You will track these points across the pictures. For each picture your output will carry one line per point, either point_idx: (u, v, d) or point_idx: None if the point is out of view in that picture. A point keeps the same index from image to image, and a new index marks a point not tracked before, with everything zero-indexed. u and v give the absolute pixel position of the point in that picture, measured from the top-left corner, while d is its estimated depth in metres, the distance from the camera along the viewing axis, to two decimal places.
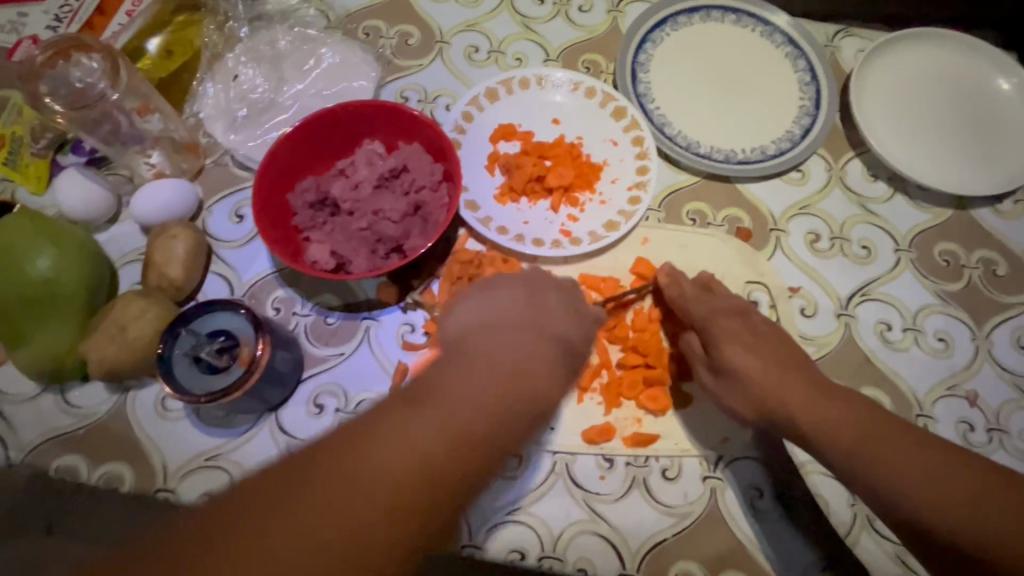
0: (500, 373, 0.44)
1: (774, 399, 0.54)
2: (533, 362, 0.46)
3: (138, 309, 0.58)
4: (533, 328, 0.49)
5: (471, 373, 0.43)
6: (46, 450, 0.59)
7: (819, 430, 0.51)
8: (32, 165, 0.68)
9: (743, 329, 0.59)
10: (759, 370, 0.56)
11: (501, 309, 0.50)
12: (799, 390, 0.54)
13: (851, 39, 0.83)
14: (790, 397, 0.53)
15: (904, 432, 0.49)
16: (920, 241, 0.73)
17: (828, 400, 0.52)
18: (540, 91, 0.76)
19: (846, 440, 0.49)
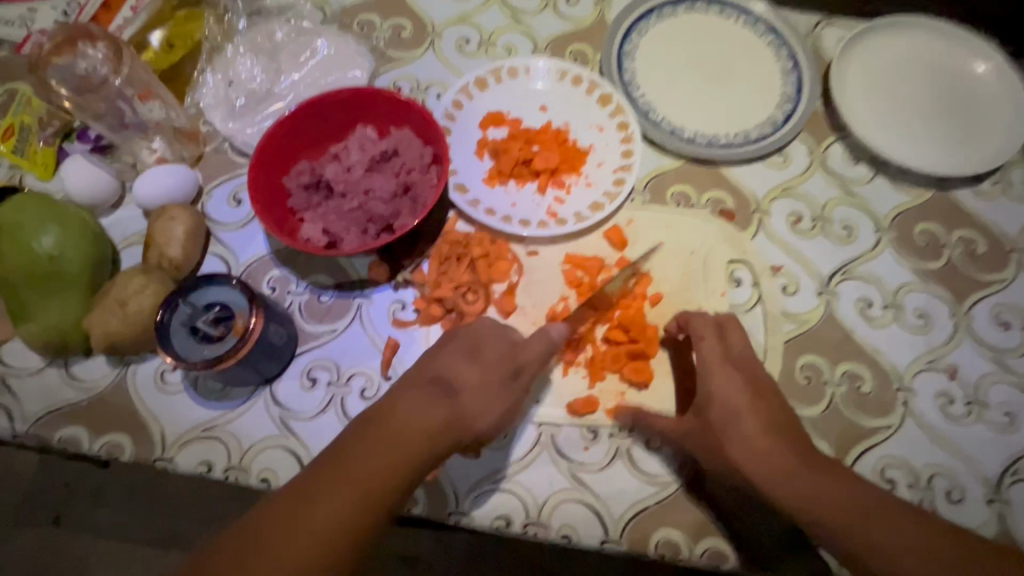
0: (420, 409, 0.50)
1: (772, 485, 0.52)
2: (457, 373, 0.53)
3: (140, 285, 0.60)
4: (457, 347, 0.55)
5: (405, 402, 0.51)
6: (49, 422, 0.61)
7: (809, 510, 0.50)
8: (40, 154, 0.71)
9: (746, 385, 0.57)
10: (757, 429, 0.54)
11: (440, 351, 0.55)
12: (788, 459, 0.53)
13: (833, 27, 0.85)
14: (782, 471, 0.52)
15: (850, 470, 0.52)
16: (901, 221, 0.74)
17: (814, 471, 0.52)
18: (528, 80, 0.78)
19: (839, 519, 0.50)
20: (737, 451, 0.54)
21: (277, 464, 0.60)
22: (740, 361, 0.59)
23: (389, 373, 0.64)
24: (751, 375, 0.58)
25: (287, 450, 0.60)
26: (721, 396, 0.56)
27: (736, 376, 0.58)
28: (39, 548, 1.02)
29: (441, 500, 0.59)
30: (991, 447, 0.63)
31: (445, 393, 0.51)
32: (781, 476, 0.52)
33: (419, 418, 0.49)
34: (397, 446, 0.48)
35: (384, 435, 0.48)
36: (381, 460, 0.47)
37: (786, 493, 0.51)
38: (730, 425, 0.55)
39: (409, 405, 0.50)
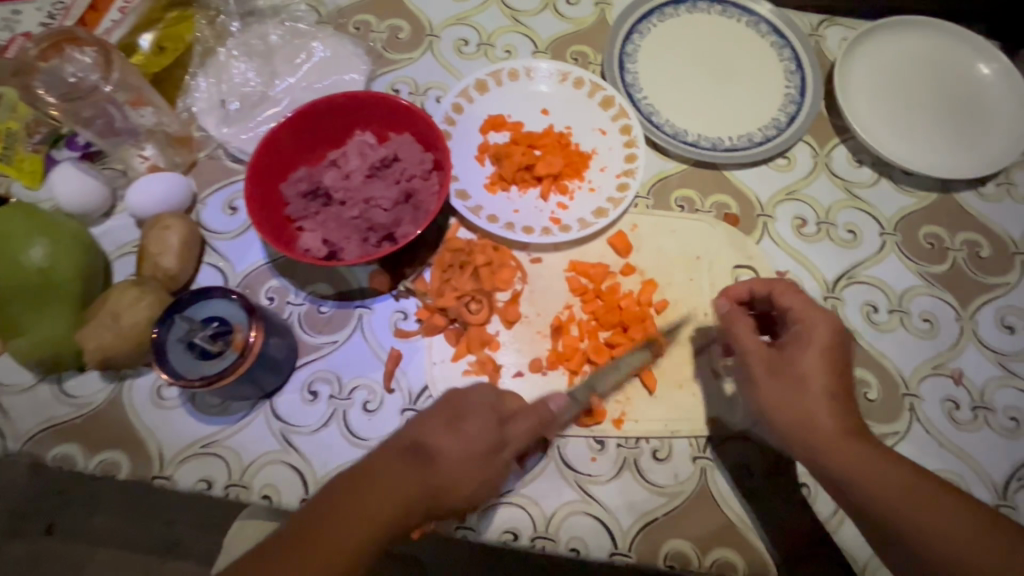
0: (393, 488, 0.47)
1: (814, 436, 0.53)
2: (433, 446, 0.50)
3: (134, 298, 0.58)
4: (443, 419, 0.52)
5: (377, 471, 0.49)
6: (42, 439, 0.59)
7: (844, 470, 0.51)
8: (27, 160, 0.69)
9: (828, 341, 0.55)
10: (823, 394, 0.53)
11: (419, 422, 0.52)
12: (842, 422, 0.53)
13: (835, 28, 0.84)
14: (829, 429, 0.52)
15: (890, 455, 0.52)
16: (905, 225, 0.74)
17: (858, 441, 0.52)
18: (529, 82, 0.77)
19: (867, 488, 0.50)
20: (789, 401, 0.54)
21: (278, 480, 0.59)
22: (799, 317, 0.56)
23: (391, 385, 0.63)
24: (834, 331, 0.55)
25: (289, 465, 0.59)
26: (803, 351, 0.55)
27: (822, 332, 0.55)
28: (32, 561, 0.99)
29: (448, 514, 0.58)
30: (997, 451, 0.63)
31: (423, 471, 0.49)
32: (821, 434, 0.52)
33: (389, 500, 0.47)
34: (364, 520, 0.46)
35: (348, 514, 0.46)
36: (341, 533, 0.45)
37: (830, 458, 0.52)
38: (794, 383, 0.54)
39: (378, 476, 0.48)
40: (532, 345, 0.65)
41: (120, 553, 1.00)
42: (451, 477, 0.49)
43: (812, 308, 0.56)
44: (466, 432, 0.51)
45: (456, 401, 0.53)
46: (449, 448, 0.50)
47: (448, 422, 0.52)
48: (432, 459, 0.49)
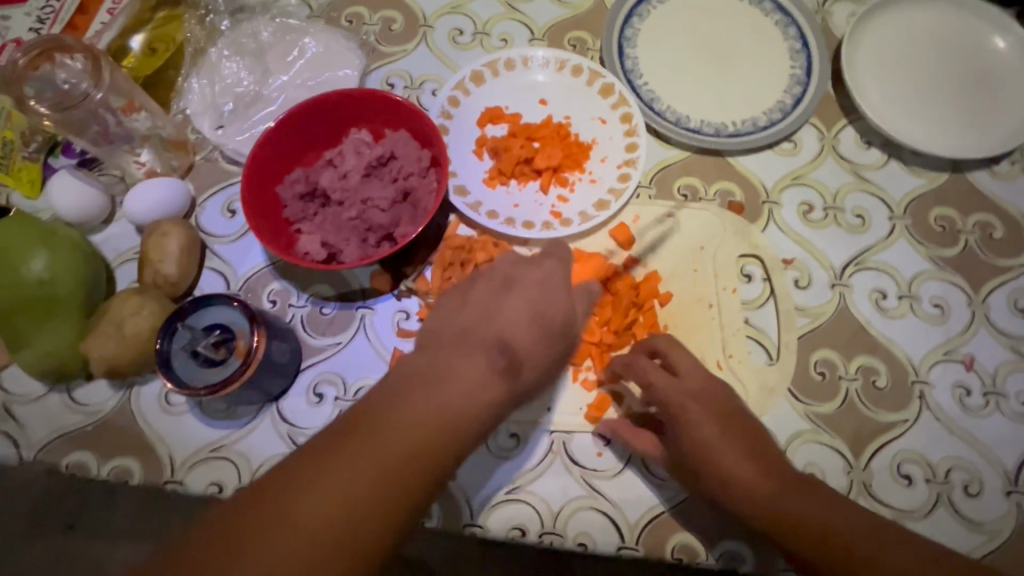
0: (481, 373, 0.46)
1: (745, 500, 0.51)
2: (515, 336, 0.51)
3: (136, 306, 0.58)
4: (526, 304, 0.53)
5: (470, 356, 0.47)
6: (55, 448, 0.60)
7: (777, 527, 0.49)
8: (24, 170, 0.68)
9: (712, 414, 0.55)
10: (734, 459, 0.52)
11: (497, 305, 0.53)
12: (766, 483, 0.51)
13: (842, 3, 0.81)
14: (757, 492, 0.51)
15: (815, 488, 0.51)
16: (915, 207, 0.72)
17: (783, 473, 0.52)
18: (526, 72, 0.75)
19: (809, 536, 0.48)
20: (722, 449, 0.52)
21: None
22: (697, 389, 0.56)
23: None
24: (713, 402, 0.56)
25: None
26: (694, 426, 0.54)
27: (697, 404, 0.55)
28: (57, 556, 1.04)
29: (456, 512, 0.58)
30: (1008, 437, 0.62)
31: (508, 368, 0.48)
32: (754, 502, 0.50)
33: (483, 386, 0.46)
34: (461, 397, 0.44)
35: (444, 391, 0.44)
36: (442, 405, 0.44)
37: (756, 514, 0.50)
38: (705, 462, 0.53)
39: (459, 367, 0.46)
40: None
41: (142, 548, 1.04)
42: (531, 362, 0.51)
43: (680, 385, 0.56)
44: (537, 314, 0.53)
45: (527, 286, 0.55)
46: (527, 330, 0.52)
47: (531, 305, 0.53)
48: (516, 348, 0.50)
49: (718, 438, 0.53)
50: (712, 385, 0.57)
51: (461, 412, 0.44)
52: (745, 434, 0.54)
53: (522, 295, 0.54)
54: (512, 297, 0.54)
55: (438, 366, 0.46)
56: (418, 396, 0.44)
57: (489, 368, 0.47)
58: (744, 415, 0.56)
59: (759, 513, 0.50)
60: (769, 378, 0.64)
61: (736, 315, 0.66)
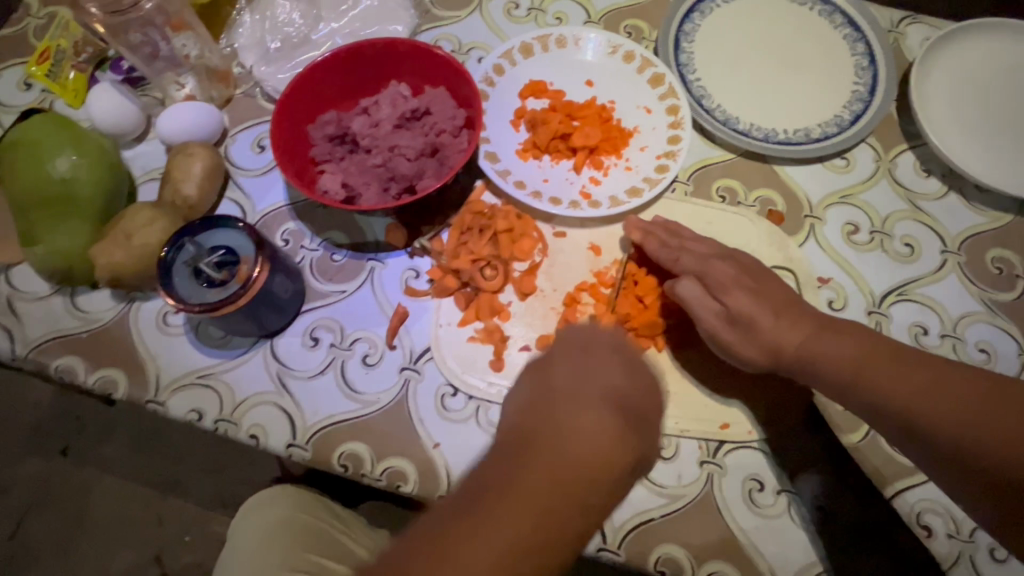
0: (607, 433, 0.37)
1: (791, 346, 0.52)
2: (623, 389, 0.40)
3: (150, 219, 0.58)
4: (615, 351, 0.43)
5: (576, 427, 0.37)
6: (48, 349, 0.60)
7: (818, 364, 0.50)
8: (72, 80, 0.70)
9: (740, 274, 0.56)
10: (767, 313, 0.53)
11: (556, 372, 0.41)
12: (801, 328, 0.52)
13: (917, 27, 0.77)
14: (798, 337, 0.51)
15: (897, 354, 0.48)
16: (970, 245, 0.67)
17: (844, 337, 0.50)
18: (575, 51, 0.73)
19: (844, 370, 0.49)
20: (762, 306, 0.53)
21: (267, 422, 0.57)
22: (722, 254, 0.58)
23: (394, 341, 0.61)
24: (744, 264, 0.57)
25: (280, 408, 0.58)
26: (726, 281, 0.55)
27: (729, 265, 0.57)
28: (45, 475, 1.08)
29: (434, 481, 0.55)
30: None
31: (629, 424, 0.38)
32: (797, 343, 0.51)
33: (611, 448, 0.36)
34: (595, 458, 0.36)
35: (580, 446, 0.36)
36: (588, 443, 0.36)
37: (804, 354, 0.51)
38: (742, 318, 0.53)
39: (573, 432, 0.36)
40: (546, 322, 0.61)
41: (126, 480, 1.07)
42: (648, 409, 0.41)
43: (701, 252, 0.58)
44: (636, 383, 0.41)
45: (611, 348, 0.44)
46: (639, 398, 0.41)
47: (647, 396, 0.41)
48: (622, 402, 0.39)
49: (761, 303, 0.53)
50: (732, 253, 0.59)
51: (605, 459, 0.36)
52: (776, 289, 0.55)
53: (613, 364, 0.42)
54: (596, 363, 0.42)
55: (553, 418, 0.37)
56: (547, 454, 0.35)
57: (616, 421, 0.38)
58: (769, 276, 0.57)
59: (804, 356, 0.51)
60: None
61: None
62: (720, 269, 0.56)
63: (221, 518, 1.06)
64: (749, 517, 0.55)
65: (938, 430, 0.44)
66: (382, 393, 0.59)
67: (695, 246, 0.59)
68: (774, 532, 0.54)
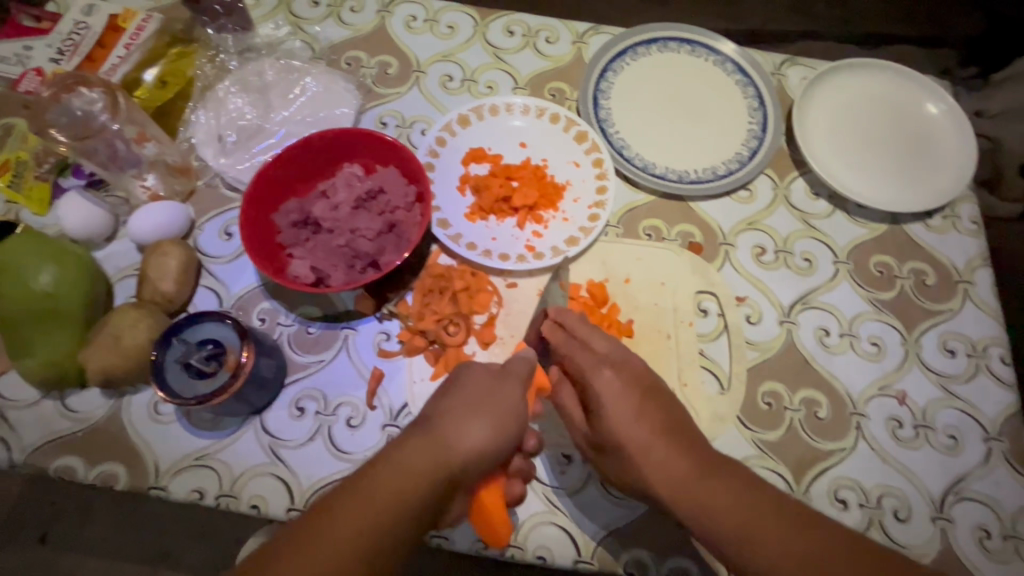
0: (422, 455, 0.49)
1: (660, 473, 0.52)
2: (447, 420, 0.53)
3: (134, 320, 0.63)
4: (455, 400, 0.55)
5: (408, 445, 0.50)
6: (46, 452, 0.63)
7: (682, 499, 0.51)
8: (36, 189, 0.74)
9: (625, 387, 0.57)
10: (643, 439, 0.54)
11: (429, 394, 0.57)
12: (676, 462, 0.52)
13: (797, 67, 0.90)
14: (671, 471, 0.52)
15: (763, 505, 0.49)
16: (857, 254, 0.79)
17: (712, 478, 0.51)
18: (507, 117, 0.82)
19: (711, 518, 0.49)
20: (640, 436, 0.54)
21: (266, 492, 0.63)
22: (613, 359, 0.60)
23: (374, 402, 0.67)
24: (634, 377, 0.58)
25: (276, 477, 0.63)
26: (611, 400, 0.56)
27: (618, 378, 0.58)
28: (24, 566, 1.07)
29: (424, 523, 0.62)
30: (935, 467, 0.67)
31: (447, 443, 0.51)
32: (666, 478, 0.52)
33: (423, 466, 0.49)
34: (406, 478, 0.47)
35: (392, 467, 0.48)
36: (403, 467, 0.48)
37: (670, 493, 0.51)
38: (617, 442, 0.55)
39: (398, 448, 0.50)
40: None
41: (111, 560, 1.08)
42: (471, 425, 0.52)
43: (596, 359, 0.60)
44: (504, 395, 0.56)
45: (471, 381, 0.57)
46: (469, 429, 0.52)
47: (472, 411, 0.53)
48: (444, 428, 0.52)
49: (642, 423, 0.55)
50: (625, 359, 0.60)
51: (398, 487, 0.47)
52: (664, 413, 0.56)
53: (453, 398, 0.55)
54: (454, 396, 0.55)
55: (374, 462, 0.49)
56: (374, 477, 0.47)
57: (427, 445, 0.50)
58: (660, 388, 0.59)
59: (676, 497, 0.51)
60: (720, 406, 0.70)
61: (692, 347, 0.72)
62: (607, 375, 0.58)
63: None
64: None
65: None
66: (368, 451, 0.65)
67: (597, 343, 0.61)
68: None
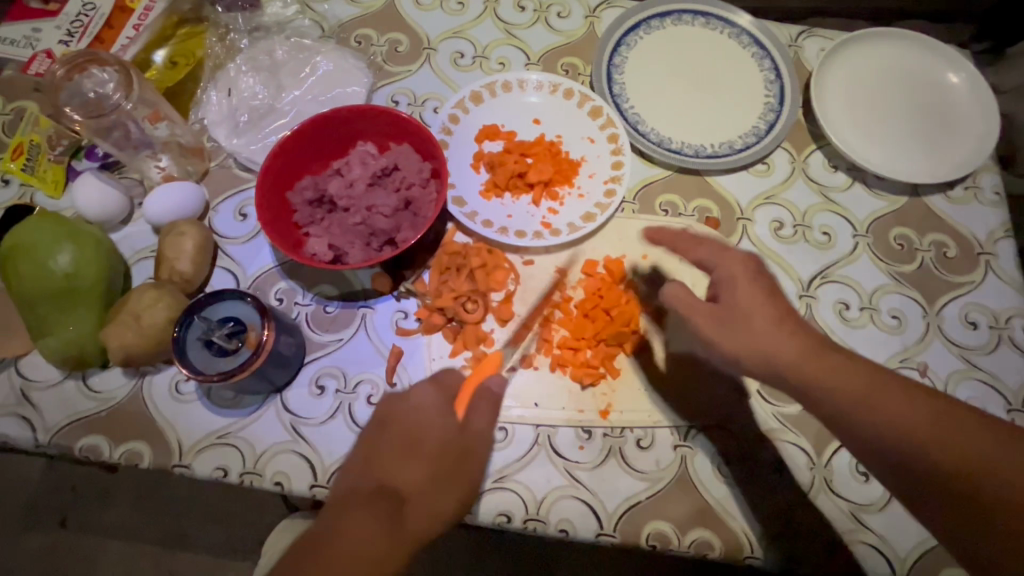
0: (368, 529, 0.46)
1: (800, 369, 0.53)
2: (409, 466, 0.51)
3: (153, 299, 0.63)
4: (400, 429, 0.53)
5: (340, 523, 0.46)
6: (70, 432, 0.64)
7: (825, 388, 0.53)
8: (50, 171, 0.73)
9: (750, 281, 0.57)
10: (768, 326, 0.55)
11: (374, 443, 0.53)
12: (802, 349, 0.54)
13: (814, 38, 0.89)
14: (795, 359, 0.54)
15: (887, 383, 0.53)
16: (876, 227, 0.78)
17: (833, 357, 0.54)
18: (520, 94, 0.81)
19: (849, 400, 0.52)
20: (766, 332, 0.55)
21: (289, 469, 0.63)
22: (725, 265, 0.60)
23: (393, 379, 0.67)
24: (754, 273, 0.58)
25: (299, 455, 0.64)
26: (734, 295, 0.57)
27: (732, 280, 0.58)
28: (49, 548, 1.09)
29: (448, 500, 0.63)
30: None
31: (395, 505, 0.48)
32: (806, 369, 0.53)
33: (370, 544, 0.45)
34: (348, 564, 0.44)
35: (347, 526, 0.46)
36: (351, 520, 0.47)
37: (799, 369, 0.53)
38: (747, 322, 0.56)
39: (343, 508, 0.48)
40: (527, 343, 0.69)
41: (132, 542, 1.10)
42: (411, 475, 0.51)
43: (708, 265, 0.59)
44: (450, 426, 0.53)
45: (427, 424, 0.53)
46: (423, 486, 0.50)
47: (411, 437, 0.53)
48: (402, 488, 0.50)
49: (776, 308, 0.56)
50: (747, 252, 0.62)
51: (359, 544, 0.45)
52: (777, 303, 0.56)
53: (395, 426, 0.54)
54: (417, 449, 0.52)
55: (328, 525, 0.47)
56: (325, 572, 0.44)
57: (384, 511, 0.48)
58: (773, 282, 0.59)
59: (811, 380, 0.53)
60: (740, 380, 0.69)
61: None
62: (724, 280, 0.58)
63: (233, 563, 1.10)
64: (724, 488, 0.64)
65: (924, 457, 0.50)
66: None
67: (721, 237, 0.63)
68: (745, 497, 0.63)
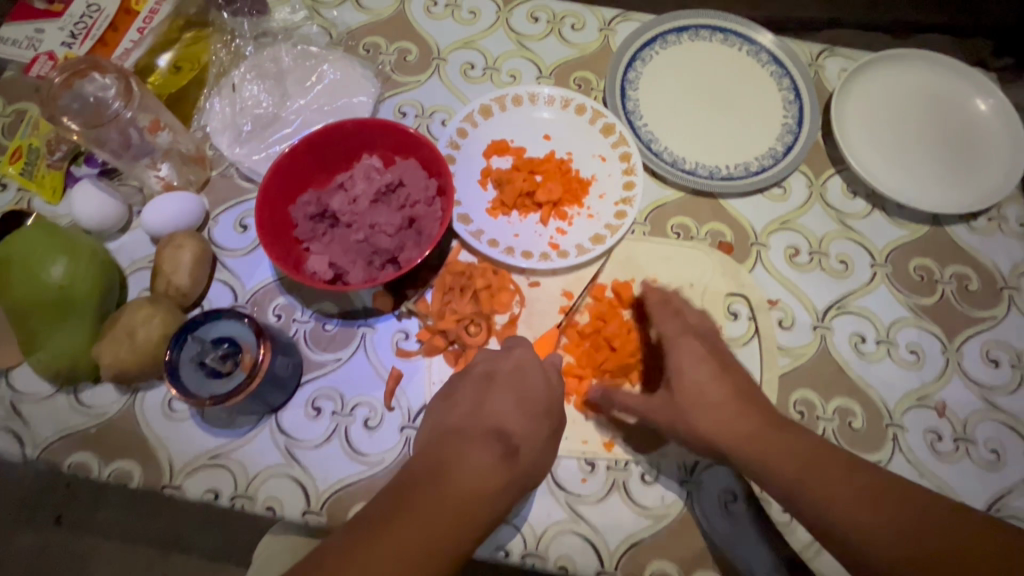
0: (484, 466, 0.50)
1: (720, 433, 0.55)
2: (511, 425, 0.54)
3: (148, 315, 0.61)
4: (513, 393, 0.56)
5: (460, 454, 0.50)
6: (59, 448, 0.62)
7: (753, 461, 0.53)
8: (48, 176, 0.72)
9: (706, 352, 0.60)
10: (711, 391, 0.57)
11: (487, 402, 0.56)
12: (743, 417, 0.55)
13: (835, 58, 0.86)
14: (735, 424, 0.55)
15: (835, 460, 0.51)
16: (895, 256, 0.75)
17: (772, 428, 0.54)
18: (531, 108, 0.79)
19: (785, 467, 0.51)
20: (709, 395, 0.57)
21: (282, 493, 0.61)
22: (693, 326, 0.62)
23: (392, 403, 0.65)
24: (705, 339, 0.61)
25: (293, 479, 0.62)
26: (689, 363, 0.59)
27: (695, 343, 0.61)
28: (41, 548, 1.08)
29: None
30: (975, 483, 0.65)
31: (507, 452, 0.52)
32: (726, 431, 0.55)
33: (484, 479, 0.49)
34: (467, 490, 0.48)
35: (454, 482, 0.48)
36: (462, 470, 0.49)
37: (740, 449, 0.54)
38: (697, 398, 0.57)
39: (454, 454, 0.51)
40: None
41: (125, 545, 1.08)
42: (528, 444, 0.54)
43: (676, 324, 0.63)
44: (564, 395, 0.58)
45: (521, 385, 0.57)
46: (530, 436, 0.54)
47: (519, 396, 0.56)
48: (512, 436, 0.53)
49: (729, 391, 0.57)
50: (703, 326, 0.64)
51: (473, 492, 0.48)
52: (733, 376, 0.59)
53: (506, 389, 0.57)
54: (508, 398, 0.56)
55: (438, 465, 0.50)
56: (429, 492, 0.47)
57: (491, 459, 0.51)
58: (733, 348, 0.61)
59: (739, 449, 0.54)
60: None
61: None
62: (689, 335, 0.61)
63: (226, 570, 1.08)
64: (731, 526, 0.61)
65: (863, 540, 0.46)
66: (386, 453, 0.63)
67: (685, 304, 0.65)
68: (752, 537, 0.61)
